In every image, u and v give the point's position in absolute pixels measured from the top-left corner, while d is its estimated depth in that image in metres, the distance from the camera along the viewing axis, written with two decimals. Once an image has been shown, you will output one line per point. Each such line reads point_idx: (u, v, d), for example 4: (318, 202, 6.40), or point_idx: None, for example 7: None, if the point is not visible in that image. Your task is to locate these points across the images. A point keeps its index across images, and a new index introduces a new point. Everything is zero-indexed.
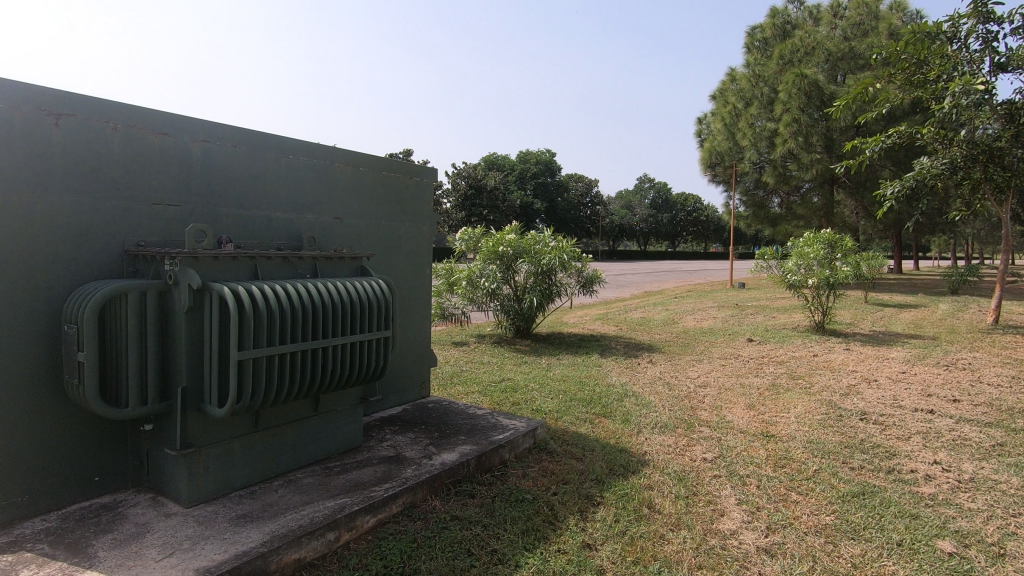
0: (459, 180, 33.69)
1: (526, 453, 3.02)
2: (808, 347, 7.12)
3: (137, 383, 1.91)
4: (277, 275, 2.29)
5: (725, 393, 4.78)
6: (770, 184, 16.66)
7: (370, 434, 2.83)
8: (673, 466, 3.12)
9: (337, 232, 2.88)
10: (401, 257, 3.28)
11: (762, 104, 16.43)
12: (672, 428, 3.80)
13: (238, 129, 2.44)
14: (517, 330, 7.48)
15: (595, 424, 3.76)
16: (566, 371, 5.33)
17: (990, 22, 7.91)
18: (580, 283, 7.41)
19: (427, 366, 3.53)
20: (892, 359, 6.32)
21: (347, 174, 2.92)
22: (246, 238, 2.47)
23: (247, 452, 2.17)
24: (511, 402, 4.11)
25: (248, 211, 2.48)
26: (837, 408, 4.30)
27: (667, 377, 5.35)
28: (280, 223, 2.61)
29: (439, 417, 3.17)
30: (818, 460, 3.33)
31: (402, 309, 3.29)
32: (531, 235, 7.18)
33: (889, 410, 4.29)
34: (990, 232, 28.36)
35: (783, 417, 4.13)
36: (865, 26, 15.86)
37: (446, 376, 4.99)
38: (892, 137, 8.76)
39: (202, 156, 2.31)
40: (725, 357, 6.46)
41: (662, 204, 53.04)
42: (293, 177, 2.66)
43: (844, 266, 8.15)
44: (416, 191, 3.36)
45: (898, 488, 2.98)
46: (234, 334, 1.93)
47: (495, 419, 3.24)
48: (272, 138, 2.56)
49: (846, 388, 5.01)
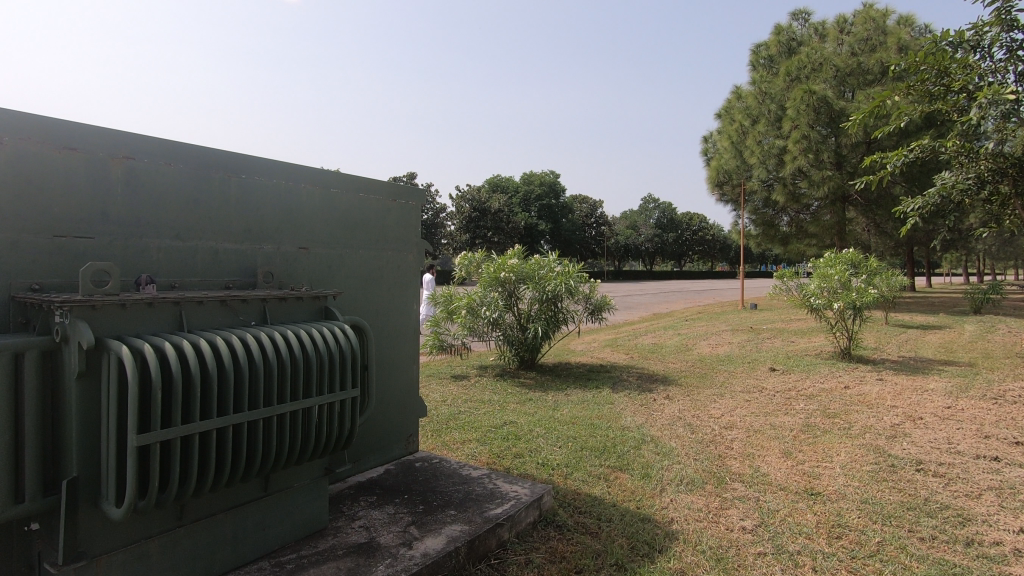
0: (463, 203, 33.54)
1: (530, 528, 2.51)
2: (837, 377, 6.55)
3: (9, 476, 1.43)
4: (212, 324, 1.82)
5: (755, 436, 4.24)
6: (780, 202, 16.24)
7: (340, 511, 2.33)
8: (707, 542, 2.58)
9: (303, 264, 2.44)
10: (383, 292, 2.82)
11: (770, 121, 16.06)
12: (700, 484, 3.28)
13: (176, 144, 2.01)
14: (521, 362, 6.96)
15: (610, 481, 3.24)
16: (576, 411, 4.81)
17: (1015, 30, 7.49)
18: (588, 310, 6.92)
19: (417, 415, 3.06)
20: (933, 392, 5.75)
21: (315, 196, 2.48)
22: (185, 274, 2.04)
23: (167, 555, 1.68)
24: (512, 454, 3.59)
25: (187, 243, 2.04)
26: (889, 457, 3.74)
27: (688, 416, 4.81)
28: (228, 256, 2.17)
29: (426, 482, 2.66)
30: (880, 529, 2.79)
31: (381, 353, 2.81)
32: (536, 259, 6.72)
33: (947, 457, 3.73)
34: (1001, 250, 27.81)
35: (826, 468, 3.59)
36: (873, 41, 15.37)
37: (442, 419, 4.47)
38: (913, 152, 8.03)
39: (124, 178, 1.88)
40: (748, 390, 5.90)
41: (668, 224, 52.76)
42: (247, 201, 2.23)
43: (870, 288, 7.61)
44: (400, 215, 2.90)
45: (986, 570, 2.43)
46: (134, 411, 1.43)
47: (494, 482, 2.72)
48: (219, 153, 2.13)
49: (891, 429, 4.45)
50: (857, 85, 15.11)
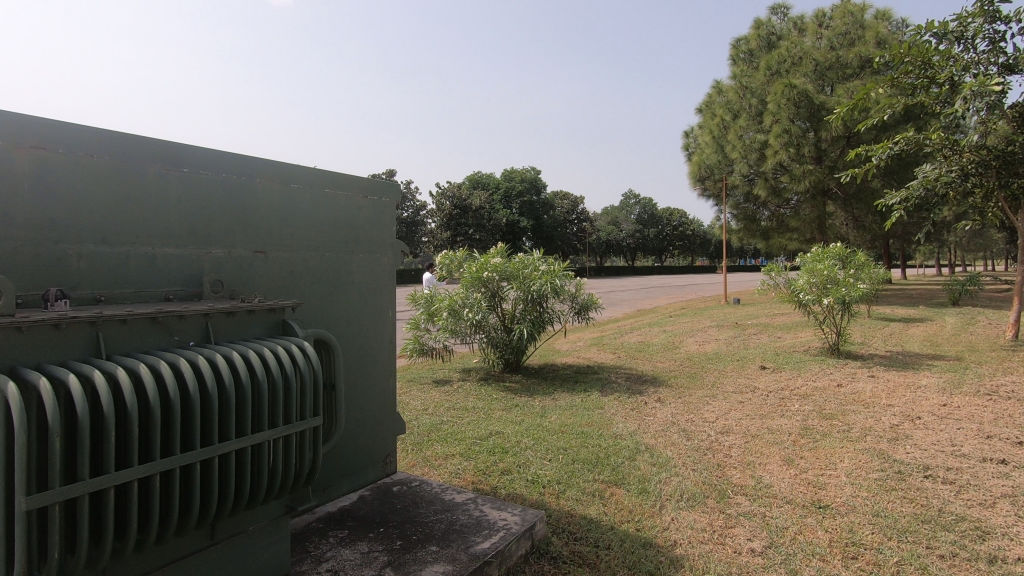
0: (444, 200, 33.12)
1: (522, 561, 2.25)
2: (828, 375, 6.41)
3: None
4: (140, 346, 1.52)
5: (753, 442, 4.04)
6: (762, 197, 16.21)
7: (306, 552, 2.04)
8: (715, 569, 2.35)
9: (259, 271, 2.14)
10: (354, 301, 2.52)
11: (751, 116, 16.04)
12: (702, 499, 3.06)
13: (100, 131, 1.71)
14: (507, 365, 6.70)
15: (606, 499, 3.00)
16: (565, 418, 4.56)
17: (997, 21, 7.41)
18: (574, 310, 6.68)
19: (395, 433, 2.78)
20: (927, 389, 5.64)
21: (274, 193, 2.18)
22: (115, 284, 1.75)
23: None
24: (500, 470, 3.33)
25: (115, 247, 1.75)
26: (894, 462, 3.57)
27: (682, 421, 4.60)
28: (169, 262, 1.87)
29: (405, 511, 2.38)
30: (897, 547, 2.59)
31: (352, 368, 2.51)
32: (520, 257, 6.46)
33: (953, 462, 3.57)
34: (972, 242, 28.31)
35: (831, 476, 3.39)
36: (851, 35, 15.37)
37: (423, 431, 4.19)
38: (898, 144, 7.81)
39: (31, 171, 1.57)
40: (740, 391, 5.71)
41: (649, 219, 52.95)
42: (191, 198, 1.94)
43: (859, 283, 7.49)
44: (372, 213, 2.59)
45: None
46: (22, 466, 1.14)
47: (481, 509, 2.45)
48: (153, 141, 1.83)
49: (891, 430, 4.29)
50: (836, 80, 15.11)
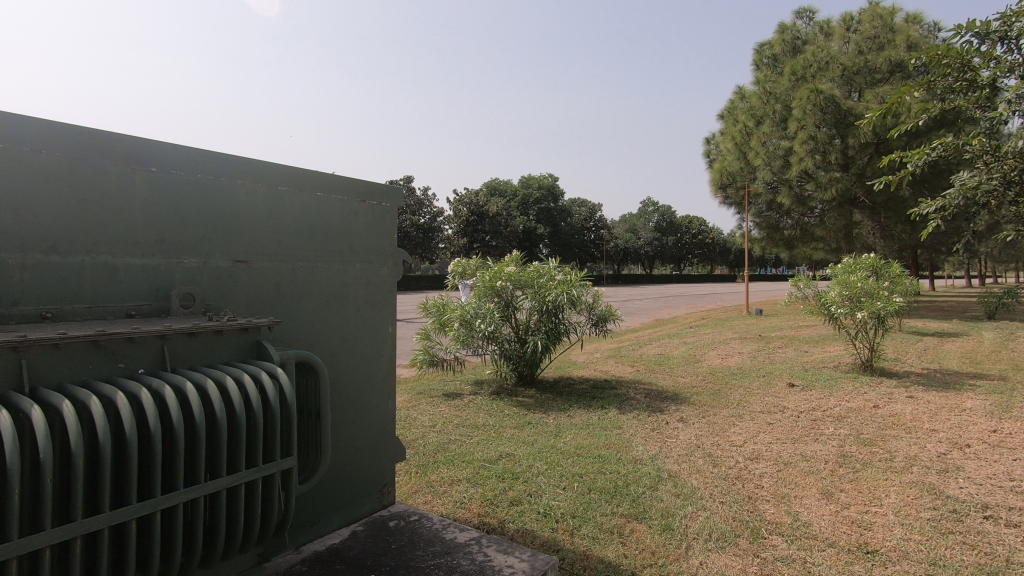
0: (461, 207, 32.94)
1: None
2: (863, 394, 6.00)
3: None
4: (76, 374, 1.29)
5: (786, 471, 3.71)
6: (786, 206, 15.69)
7: None
8: None
9: (240, 284, 1.91)
10: (347, 316, 2.27)
11: (775, 121, 15.57)
12: (734, 540, 2.74)
13: (52, 123, 1.49)
14: (520, 378, 6.41)
15: (625, 537, 2.71)
16: (581, 439, 4.26)
17: None
18: (591, 321, 6.40)
19: (391, 461, 2.52)
20: (973, 413, 5.22)
21: (257, 198, 1.95)
22: (66, 299, 1.53)
23: None
24: (509, 500, 3.06)
25: (68, 256, 1.53)
26: (948, 499, 3.21)
27: (707, 444, 4.27)
28: (133, 274, 1.65)
29: (400, 553, 2.11)
30: None
31: (343, 389, 2.26)
32: (535, 266, 6.20)
33: (1014, 500, 3.21)
34: (1005, 251, 27.22)
35: (877, 514, 3.05)
36: (880, 39, 14.83)
37: (427, 451, 3.92)
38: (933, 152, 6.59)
39: None
40: (768, 411, 5.34)
41: (667, 227, 52.36)
42: (160, 202, 1.71)
43: (895, 296, 7.03)
44: (370, 219, 2.34)
45: None
46: None
47: (485, 552, 2.17)
48: (114, 136, 1.61)
49: (937, 459, 3.93)
50: (864, 85, 14.72)
